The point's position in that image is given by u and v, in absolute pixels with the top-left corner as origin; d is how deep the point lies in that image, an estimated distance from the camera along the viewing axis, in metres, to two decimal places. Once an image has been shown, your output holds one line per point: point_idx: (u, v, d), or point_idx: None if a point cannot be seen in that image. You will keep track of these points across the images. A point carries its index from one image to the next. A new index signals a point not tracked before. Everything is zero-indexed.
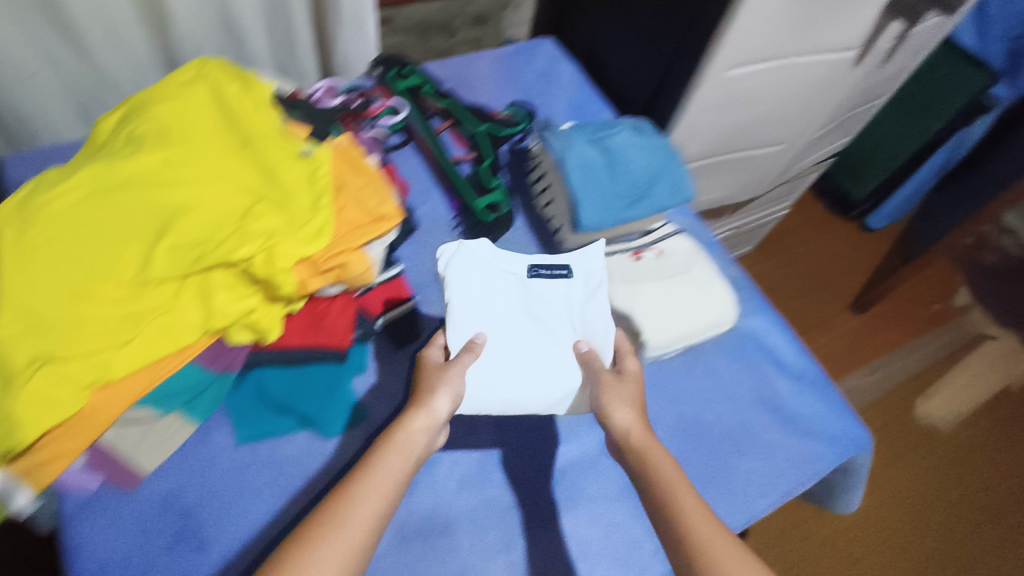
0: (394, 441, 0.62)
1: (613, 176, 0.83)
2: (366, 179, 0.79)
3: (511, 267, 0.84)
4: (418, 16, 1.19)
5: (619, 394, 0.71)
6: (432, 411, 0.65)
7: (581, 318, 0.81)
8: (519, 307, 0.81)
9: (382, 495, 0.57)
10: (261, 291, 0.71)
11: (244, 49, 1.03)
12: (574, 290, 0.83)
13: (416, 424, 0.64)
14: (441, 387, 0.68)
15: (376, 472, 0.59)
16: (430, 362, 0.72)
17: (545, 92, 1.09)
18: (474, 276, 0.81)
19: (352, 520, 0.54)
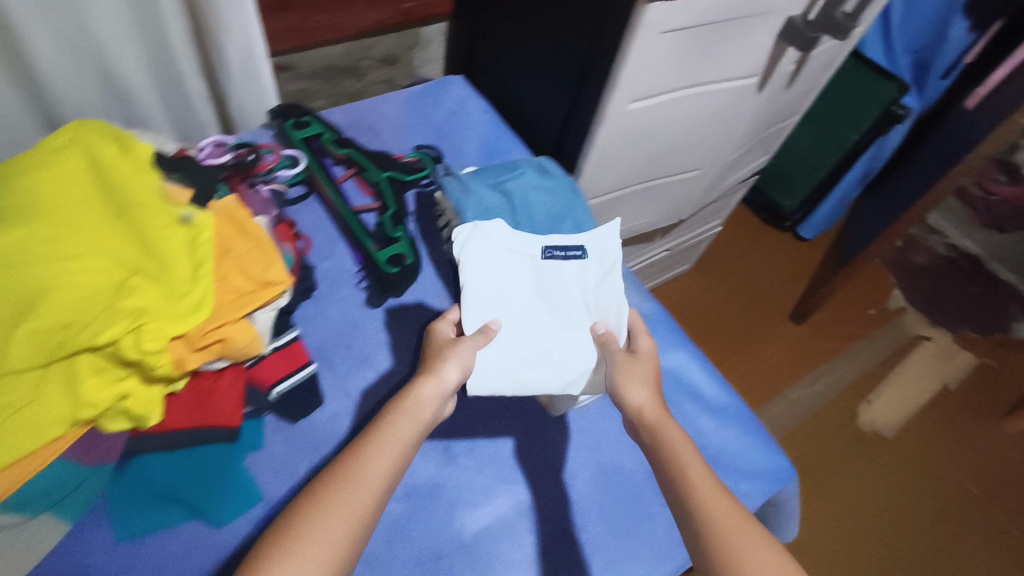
0: (399, 408, 0.62)
1: (518, 220, 0.83)
2: (252, 242, 0.74)
3: (526, 247, 0.80)
4: (323, 61, 1.15)
5: (634, 375, 0.69)
6: (439, 379, 0.65)
7: (596, 301, 0.78)
8: (533, 289, 0.78)
9: (387, 461, 0.59)
10: (137, 373, 0.64)
11: (134, 105, 0.98)
12: (587, 271, 0.81)
13: (420, 392, 0.64)
14: (450, 358, 0.67)
15: (380, 438, 0.60)
16: (444, 342, 0.71)
17: (455, 132, 1.07)
18: (489, 257, 0.78)
19: (354, 490, 0.56)
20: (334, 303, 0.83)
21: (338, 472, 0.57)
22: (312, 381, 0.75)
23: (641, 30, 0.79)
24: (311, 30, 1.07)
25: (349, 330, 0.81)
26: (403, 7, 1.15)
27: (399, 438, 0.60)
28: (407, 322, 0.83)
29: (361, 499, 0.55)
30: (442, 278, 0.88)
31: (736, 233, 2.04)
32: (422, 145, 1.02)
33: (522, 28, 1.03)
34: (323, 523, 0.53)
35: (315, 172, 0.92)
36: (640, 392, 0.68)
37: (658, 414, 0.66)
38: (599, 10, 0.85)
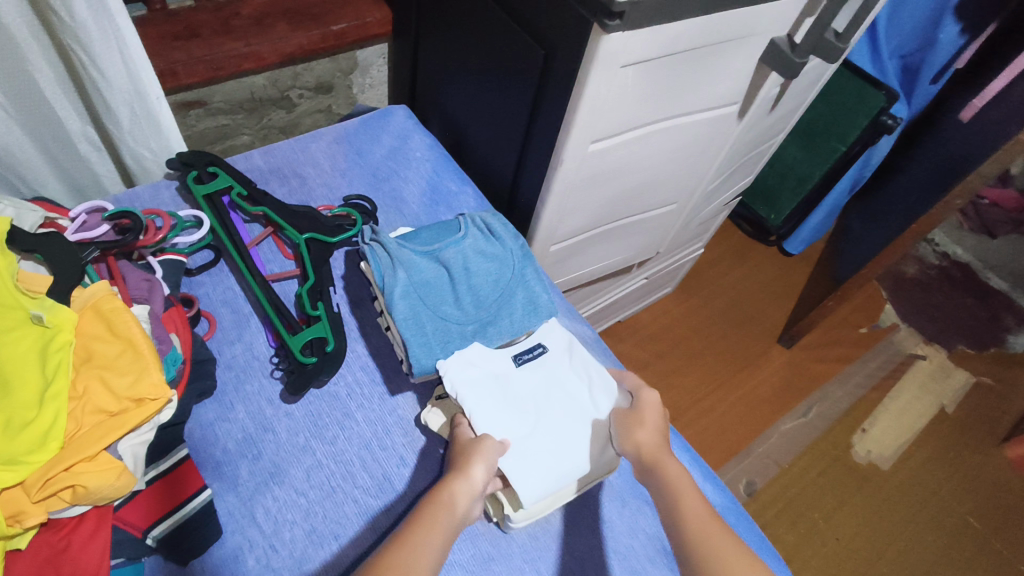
0: (432, 498, 0.56)
1: (458, 298, 0.70)
2: (121, 346, 0.60)
3: (500, 369, 0.69)
4: (243, 92, 0.98)
5: (632, 422, 0.66)
6: (469, 485, 0.58)
7: (587, 385, 0.70)
8: (534, 408, 0.67)
9: (431, 554, 0.52)
10: None
11: (7, 163, 0.81)
12: (563, 369, 0.71)
13: (447, 492, 0.57)
14: (476, 456, 0.60)
15: (418, 528, 0.53)
16: (467, 447, 0.61)
17: (395, 175, 0.93)
18: (480, 395, 0.66)
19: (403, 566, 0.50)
20: (241, 400, 0.69)
21: (384, 558, 0.50)
22: (210, 509, 0.60)
23: (600, 65, 0.67)
24: (221, 60, 0.91)
25: (257, 437, 0.67)
26: (333, 29, 0.98)
27: (435, 523, 0.54)
28: (328, 424, 0.69)
29: None
30: (376, 361, 0.74)
31: (719, 250, 1.92)
32: (351, 196, 0.87)
33: (469, 54, 0.89)
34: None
35: (220, 234, 0.78)
36: (640, 435, 0.64)
37: (657, 448, 0.63)
38: (553, 39, 0.72)
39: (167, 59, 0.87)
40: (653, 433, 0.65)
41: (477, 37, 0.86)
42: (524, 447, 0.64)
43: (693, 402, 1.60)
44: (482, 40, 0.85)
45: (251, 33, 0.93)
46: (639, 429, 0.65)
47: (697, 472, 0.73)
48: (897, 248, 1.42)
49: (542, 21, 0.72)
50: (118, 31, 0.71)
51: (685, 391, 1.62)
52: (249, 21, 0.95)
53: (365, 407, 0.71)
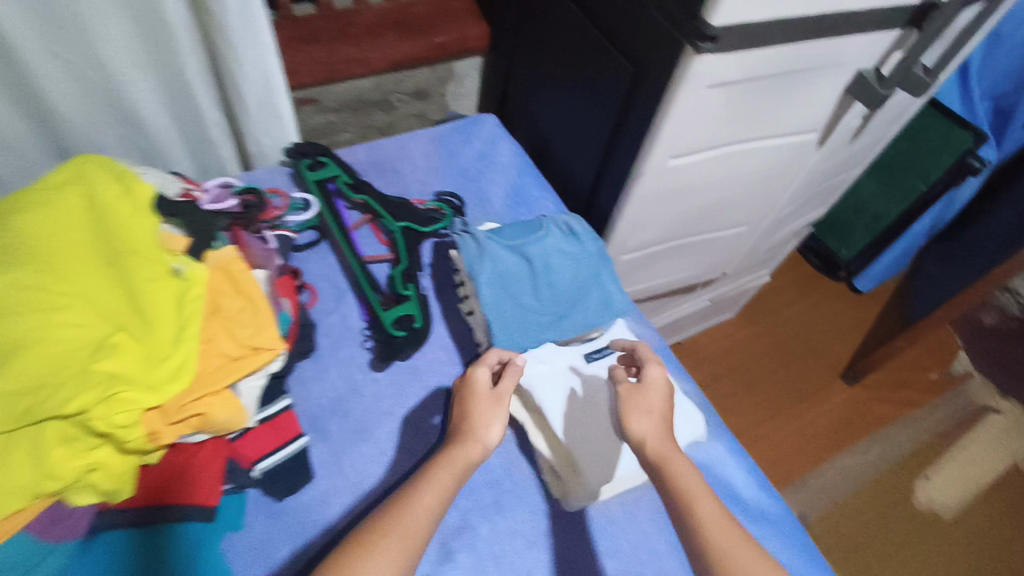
0: (445, 459, 0.59)
1: (537, 289, 0.75)
2: (245, 302, 0.69)
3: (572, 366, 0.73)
4: (351, 94, 1.08)
5: (639, 403, 0.63)
6: (484, 448, 0.60)
7: None
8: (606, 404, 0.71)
9: (430, 514, 0.54)
10: (110, 444, 0.59)
11: (147, 137, 0.93)
12: None
13: (461, 454, 0.59)
14: (492, 414, 0.63)
15: (424, 489, 0.56)
16: (485, 405, 0.64)
17: (481, 177, 1.00)
18: (555, 388, 0.70)
19: (405, 530, 0.52)
20: (335, 364, 0.76)
21: (373, 527, 0.52)
22: (302, 454, 0.68)
23: (687, 83, 0.72)
24: (337, 63, 1.00)
25: (348, 398, 0.74)
26: (436, 41, 1.06)
27: (441, 483, 0.56)
28: (410, 393, 0.76)
29: (399, 553, 0.50)
30: (456, 345, 0.80)
31: (786, 280, 1.91)
32: (443, 192, 0.95)
33: (562, 70, 0.96)
34: (373, 556, 0.49)
35: (328, 220, 0.86)
36: (644, 423, 0.61)
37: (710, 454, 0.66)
38: (644, 58, 0.77)
39: (291, 59, 0.98)
40: (656, 417, 0.62)
41: (571, 55, 0.92)
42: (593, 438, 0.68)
43: (747, 428, 1.60)
44: (575, 57, 0.91)
45: (364, 41, 1.03)
46: (643, 415, 0.62)
47: (753, 479, 0.74)
48: (975, 291, 1.39)
49: (634, 41, 0.78)
50: (258, 30, 0.81)
51: (739, 416, 1.62)
52: (363, 30, 1.05)
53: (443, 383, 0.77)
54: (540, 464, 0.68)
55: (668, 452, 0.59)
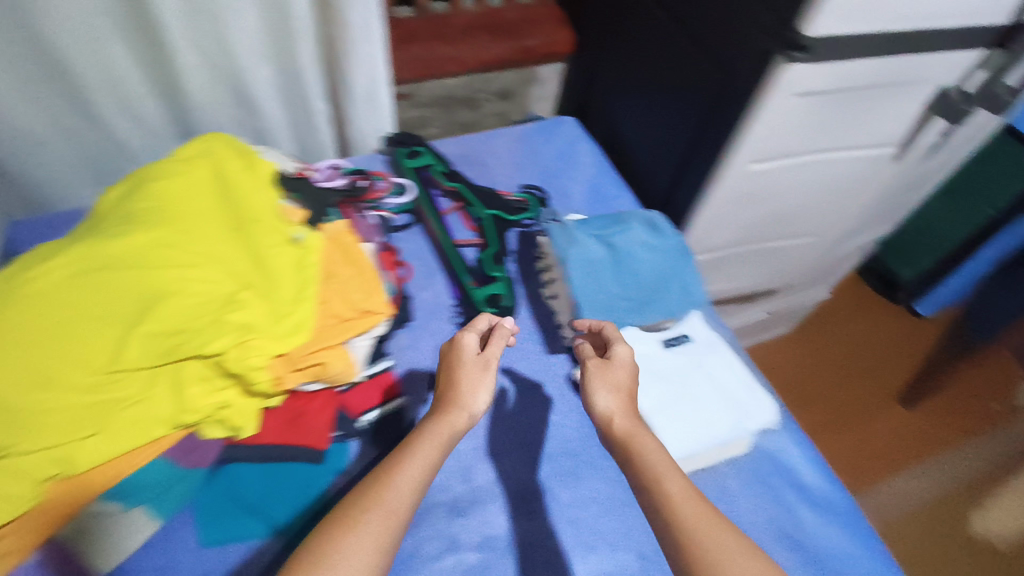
0: (433, 426, 0.60)
1: (620, 277, 0.80)
2: (356, 270, 0.78)
3: (652, 350, 0.78)
4: (442, 91, 1.15)
5: (606, 381, 0.64)
6: (470, 416, 0.63)
7: (733, 376, 0.78)
8: (682, 386, 0.75)
9: (413, 479, 0.56)
10: (236, 386, 0.68)
11: (260, 122, 1.01)
12: (707, 355, 0.79)
13: (448, 422, 0.61)
14: (476, 387, 0.65)
15: (407, 456, 0.57)
16: (471, 375, 0.66)
17: (562, 174, 1.05)
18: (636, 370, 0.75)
19: (388, 505, 0.53)
20: (426, 336, 0.82)
21: (359, 497, 0.53)
22: (400, 413, 0.75)
23: (777, 91, 0.76)
24: (434, 61, 1.07)
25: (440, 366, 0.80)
26: (524, 44, 1.13)
27: (426, 454, 0.58)
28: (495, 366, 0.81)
29: (384, 522, 0.52)
30: (538, 326, 0.86)
31: (843, 299, 1.91)
32: (528, 184, 1.01)
33: (646, 77, 1.01)
34: (353, 533, 0.50)
35: (424, 204, 0.93)
36: (610, 400, 0.63)
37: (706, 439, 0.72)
38: (733, 64, 0.81)
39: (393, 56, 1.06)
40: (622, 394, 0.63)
41: (656, 62, 0.97)
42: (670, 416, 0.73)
43: None
44: (662, 63, 0.96)
45: (458, 40, 1.09)
46: (608, 391, 0.63)
47: (820, 471, 0.75)
48: None
49: (724, 48, 0.82)
50: (372, 24, 0.89)
51: None
52: (459, 31, 1.11)
53: (525, 359, 0.83)
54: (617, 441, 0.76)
55: (634, 430, 0.59)
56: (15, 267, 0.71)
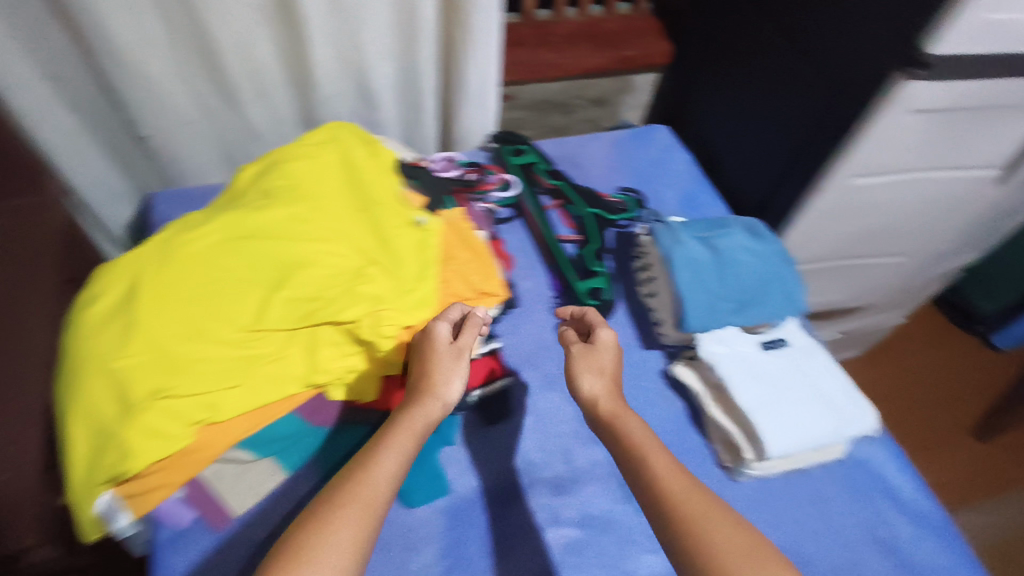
0: (409, 417, 0.61)
1: (724, 277, 0.82)
2: (474, 255, 0.84)
3: (750, 350, 0.80)
4: (541, 95, 1.20)
5: (590, 362, 0.68)
6: (443, 406, 0.63)
7: (832, 380, 0.79)
8: (783, 383, 0.77)
9: (392, 472, 0.56)
10: (363, 351, 0.74)
11: (375, 113, 1.07)
12: (805, 359, 0.81)
13: (421, 413, 0.62)
14: (449, 375, 0.66)
15: (385, 447, 0.58)
16: (442, 366, 0.66)
17: (657, 179, 1.09)
18: (737, 366, 0.78)
19: (366, 496, 0.53)
20: (527, 322, 0.87)
21: (339, 490, 0.53)
22: (506, 393, 0.80)
23: (893, 108, 0.78)
24: (538, 66, 1.12)
25: (540, 351, 0.85)
26: (625, 54, 1.16)
27: (401, 445, 0.58)
28: None
29: (363, 514, 0.52)
30: (634, 322, 0.89)
31: (916, 328, 1.87)
32: (626, 188, 1.04)
33: (749, 89, 1.04)
34: (335, 524, 0.50)
35: (527, 199, 0.98)
36: (595, 382, 0.66)
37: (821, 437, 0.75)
38: (844, 79, 0.83)
39: None
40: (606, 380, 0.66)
41: (761, 76, 1.00)
42: (773, 408, 0.74)
43: None
44: (767, 77, 0.99)
45: (561, 47, 1.14)
46: (591, 372, 0.67)
47: (912, 483, 0.78)
48: None
49: (837, 63, 0.84)
50: (490, 26, 0.94)
51: None
52: (563, 38, 1.16)
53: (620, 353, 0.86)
54: (711, 435, 0.79)
55: (619, 411, 0.63)
56: (170, 230, 0.78)
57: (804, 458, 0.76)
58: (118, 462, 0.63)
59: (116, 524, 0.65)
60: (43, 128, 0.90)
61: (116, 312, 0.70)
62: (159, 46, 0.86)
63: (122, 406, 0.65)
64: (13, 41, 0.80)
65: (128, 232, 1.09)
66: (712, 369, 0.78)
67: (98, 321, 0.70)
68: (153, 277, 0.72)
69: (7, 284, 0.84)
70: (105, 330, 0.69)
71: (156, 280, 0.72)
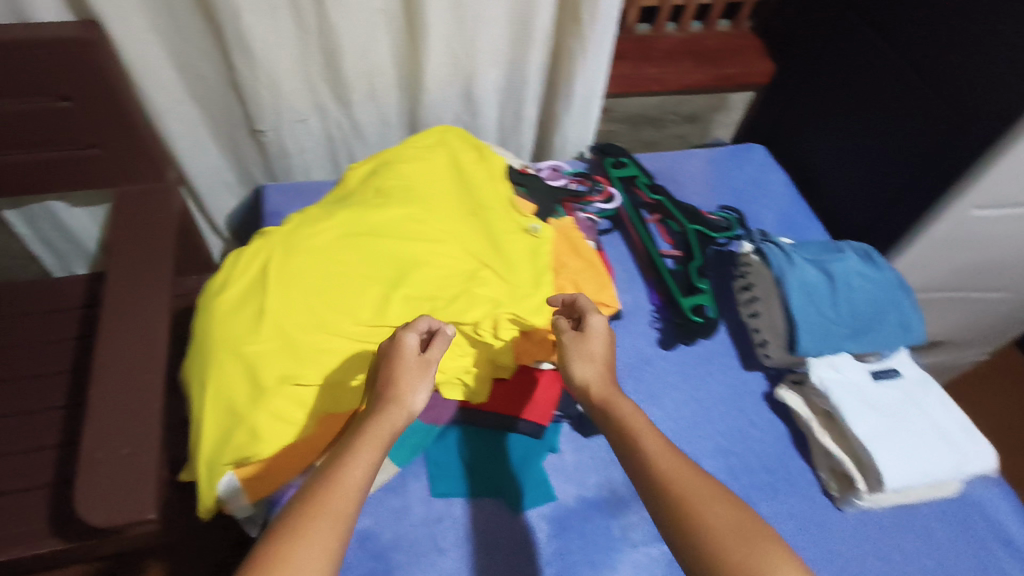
0: (375, 428, 0.58)
1: (837, 303, 0.81)
2: (585, 263, 0.84)
3: (862, 380, 0.79)
4: (636, 109, 1.21)
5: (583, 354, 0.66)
6: (410, 415, 0.60)
7: (948, 416, 0.77)
8: (898, 416, 0.75)
9: (357, 485, 0.54)
10: (479, 354, 0.75)
11: (476, 120, 1.09)
12: (918, 391, 0.79)
13: (386, 422, 0.59)
14: (416, 381, 0.62)
15: (351, 460, 0.55)
16: (409, 375, 0.62)
17: (755, 199, 1.07)
18: (850, 396, 0.76)
19: (333, 511, 0.51)
20: (630, 335, 0.87)
21: (306, 506, 0.51)
22: None
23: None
24: (639, 80, 1.12)
25: (640, 364, 0.84)
26: (725, 72, 1.16)
27: (368, 456, 0.56)
28: (694, 373, 0.85)
29: (331, 532, 0.50)
30: (733, 342, 0.88)
31: None
32: (726, 206, 1.04)
33: (863, 118, 1.03)
34: (302, 542, 0.49)
35: (627, 212, 0.98)
36: (587, 370, 0.66)
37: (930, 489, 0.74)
38: (976, 108, 0.83)
39: None
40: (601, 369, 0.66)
41: (878, 105, 1.00)
42: (888, 441, 0.72)
43: None
44: (885, 105, 0.99)
45: (664, 62, 1.14)
46: (586, 364, 0.66)
47: None
48: None
49: (974, 94, 0.83)
50: (604, 39, 0.94)
51: None
52: (663, 54, 1.15)
53: (722, 372, 0.85)
54: (816, 463, 0.78)
55: (612, 396, 0.63)
56: (293, 221, 0.80)
57: (919, 494, 0.75)
58: (250, 445, 0.66)
59: (234, 507, 0.68)
60: (169, 120, 0.93)
61: (247, 297, 0.73)
62: (286, 47, 0.88)
63: (254, 390, 0.67)
64: (155, 32, 0.84)
65: (229, 222, 1.12)
66: (824, 396, 0.77)
67: (229, 306, 0.72)
68: (276, 267, 0.74)
69: (130, 268, 0.87)
70: (237, 315, 0.71)
71: (280, 270, 0.74)
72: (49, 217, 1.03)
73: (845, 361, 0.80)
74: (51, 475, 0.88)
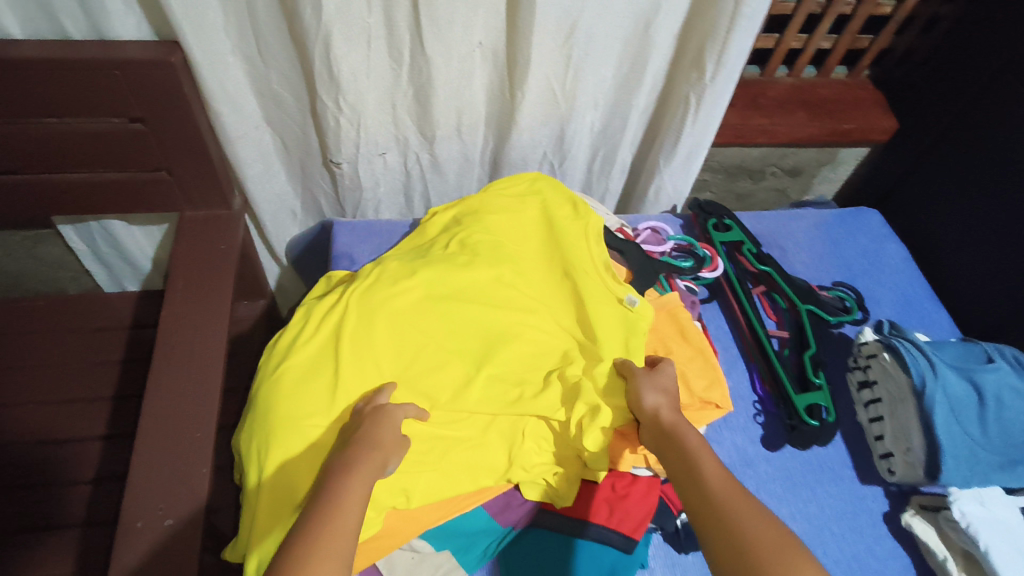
0: (359, 468, 0.51)
1: (987, 426, 0.70)
2: (694, 351, 0.75)
3: (1015, 521, 0.67)
4: (736, 159, 1.11)
5: (655, 382, 0.65)
6: (387, 460, 0.54)
7: None
8: None
9: (351, 524, 0.46)
10: (567, 449, 0.67)
11: (565, 163, 0.99)
12: None
13: (369, 463, 0.52)
14: (388, 429, 0.57)
15: (341, 499, 0.48)
16: (392, 434, 0.57)
17: (870, 274, 0.95)
18: (1004, 541, 0.65)
19: (333, 555, 0.43)
20: (731, 430, 0.76)
21: (296, 550, 0.43)
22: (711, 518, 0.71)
23: None
24: (747, 131, 1.01)
25: (742, 467, 0.74)
26: (843, 127, 1.03)
27: (359, 494, 0.49)
28: (802, 484, 0.73)
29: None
30: (849, 450, 0.77)
31: None
32: (839, 282, 0.93)
33: (1013, 197, 0.92)
34: None
35: (730, 282, 0.88)
36: (659, 398, 0.63)
37: None
38: None
39: None
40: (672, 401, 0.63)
41: None
42: None
43: None
44: None
45: (776, 112, 1.02)
46: (659, 392, 0.64)
47: None
48: None
49: None
50: (725, 87, 0.84)
51: None
52: (775, 102, 1.03)
53: (835, 484, 0.74)
54: None
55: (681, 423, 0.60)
56: (370, 276, 0.71)
57: None
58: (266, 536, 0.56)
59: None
60: (241, 147, 0.85)
61: (317, 364, 0.64)
62: (372, 76, 0.80)
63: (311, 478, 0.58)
64: (237, 54, 0.77)
65: (290, 248, 1.05)
66: (967, 536, 0.65)
67: (295, 374, 0.64)
68: (348, 332, 0.66)
69: (186, 303, 0.79)
70: (304, 386, 0.62)
71: (352, 336, 0.65)
72: (106, 231, 0.96)
73: (993, 495, 0.69)
74: (84, 513, 0.78)
